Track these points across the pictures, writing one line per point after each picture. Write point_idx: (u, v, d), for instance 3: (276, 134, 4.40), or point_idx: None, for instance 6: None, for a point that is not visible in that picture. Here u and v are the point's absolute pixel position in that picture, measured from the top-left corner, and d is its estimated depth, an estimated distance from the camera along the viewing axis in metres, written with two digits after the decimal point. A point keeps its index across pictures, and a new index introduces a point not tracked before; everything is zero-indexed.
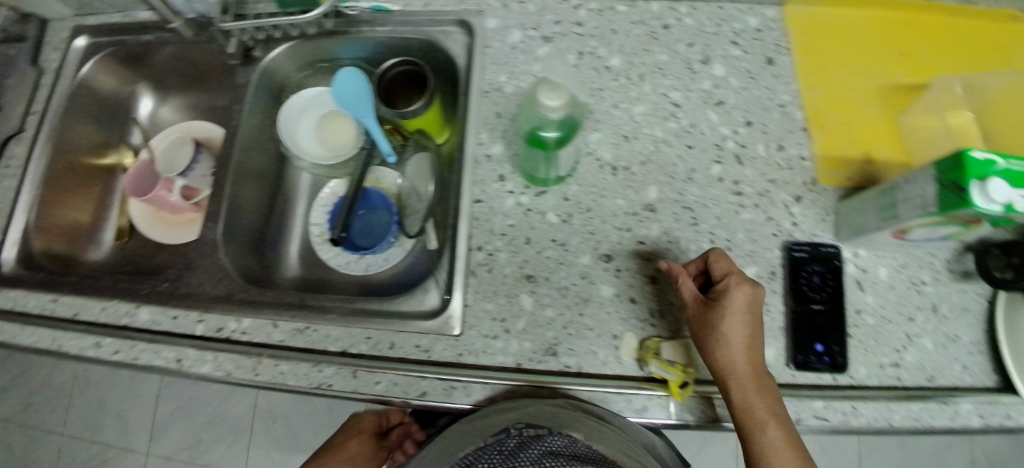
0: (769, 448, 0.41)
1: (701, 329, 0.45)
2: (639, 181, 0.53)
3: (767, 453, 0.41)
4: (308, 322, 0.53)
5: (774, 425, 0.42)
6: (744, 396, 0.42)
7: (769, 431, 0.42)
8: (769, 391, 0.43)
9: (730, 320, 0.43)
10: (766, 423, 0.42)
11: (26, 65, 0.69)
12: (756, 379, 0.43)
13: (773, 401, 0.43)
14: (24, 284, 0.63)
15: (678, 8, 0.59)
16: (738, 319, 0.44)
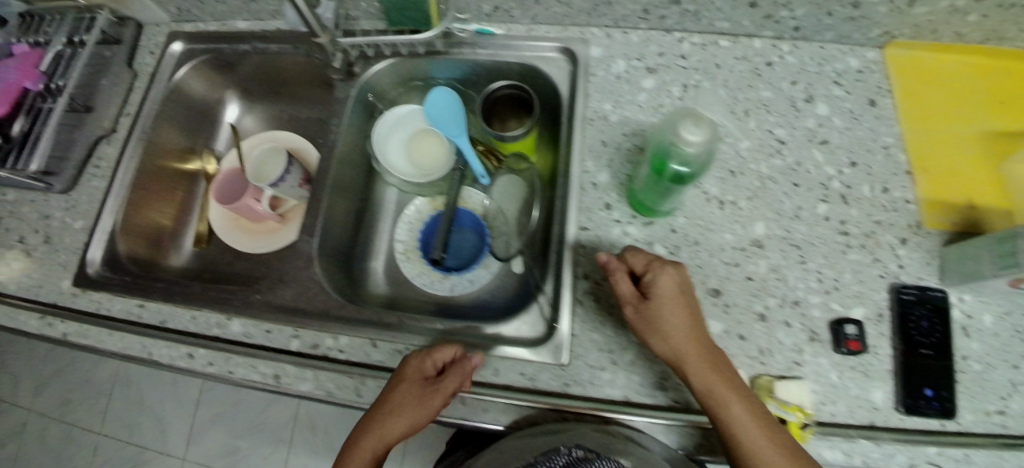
0: (743, 434, 0.40)
1: (646, 321, 0.45)
2: (747, 217, 0.53)
3: (747, 438, 0.40)
4: (408, 344, 0.53)
5: (745, 407, 0.41)
6: (706, 382, 0.42)
7: (739, 414, 0.41)
8: (728, 371, 0.43)
9: (671, 301, 0.44)
10: (736, 406, 0.41)
11: (122, 69, 0.71)
12: (705, 364, 0.43)
13: (739, 383, 0.42)
14: (110, 286, 0.63)
15: (780, 46, 0.60)
16: (671, 300, 0.44)
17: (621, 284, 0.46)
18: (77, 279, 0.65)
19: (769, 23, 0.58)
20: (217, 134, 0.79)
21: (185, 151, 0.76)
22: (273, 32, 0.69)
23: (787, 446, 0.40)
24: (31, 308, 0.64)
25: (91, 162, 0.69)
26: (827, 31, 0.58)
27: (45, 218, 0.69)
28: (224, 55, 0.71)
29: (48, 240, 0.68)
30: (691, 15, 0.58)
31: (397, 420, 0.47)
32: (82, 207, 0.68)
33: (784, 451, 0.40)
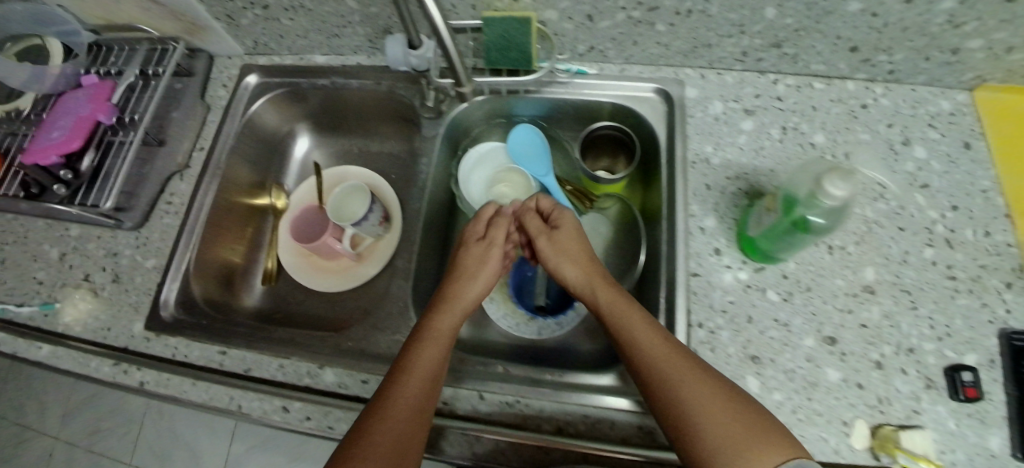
0: (637, 336, 0.45)
1: (544, 250, 0.57)
2: (856, 262, 0.54)
3: (658, 367, 0.42)
4: (520, 396, 0.52)
5: (633, 326, 0.46)
6: (614, 308, 0.49)
7: (649, 344, 0.44)
8: (631, 303, 0.49)
9: (561, 232, 0.57)
10: (636, 330, 0.46)
11: (195, 102, 0.70)
12: (608, 291, 0.51)
13: (640, 316, 0.47)
14: (187, 331, 0.60)
15: (873, 88, 0.60)
16: (574, 235, 0.57)
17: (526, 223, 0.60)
18: (149, 321, 0.61)
19: (864, 67, 0.58)
20: (285, 168, 0.79)
21: (255, 186, 0.75)
22: (353, 67, 0.69)
23: (718, 385, 0.41)
24: (99, 352, 0.60)
25: (163, 199, 0.68)
26: (920, 75, 0.59)
27: (112, 256, 0.66)
28: (301, 89, 0.72)
29: (116, 279, 0.65)
30: (789, 58, 0.58)
31: (452, 308, 0.52)
32: (154, 245, 0.66)
33: (716, 393, 0.40)
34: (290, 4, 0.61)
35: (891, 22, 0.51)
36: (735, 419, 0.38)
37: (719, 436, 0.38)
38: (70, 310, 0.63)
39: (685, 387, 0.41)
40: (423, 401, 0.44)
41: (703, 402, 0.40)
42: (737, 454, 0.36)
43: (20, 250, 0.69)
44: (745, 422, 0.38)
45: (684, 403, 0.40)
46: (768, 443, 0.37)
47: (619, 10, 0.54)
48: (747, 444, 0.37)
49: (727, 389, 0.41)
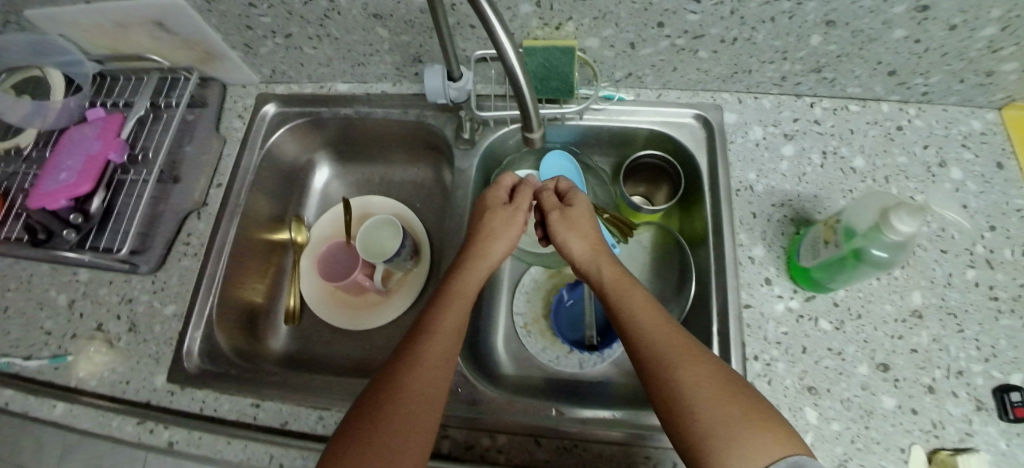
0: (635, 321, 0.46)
1: (554, 225, 0.55)
2: (903, 286, 0.54)
3: (660, 348, 0.43)
4: (576, 440, 0.51)
5: (638, 309, 0.47)
6: (619, 290, 0.49)
7: (651, 327, 0.45)
8: (634, 287, 0.49)
9: (574, 210, 0.56)
10: (638, 312, 0.46)
11: (210, 134, 0.69)
12: (614, 272, 0.51)
13: (646, 300, 0.48)
14: (214, 382, 0.57)
15: (907, 109, 0.61)
16: (586, 214, 0.56)
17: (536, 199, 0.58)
18: (173, 373, 0.57)
19: (900, 90, 0.59)
20: (304, 199, 0.79)
21: (273, 220, 0.74)
22: (378, 95, 0.69)
23: (719, 374, 0.41)
24: (119, 409, 0.56)
25: (179, 239, 0.65)
26: (952, 96, 0.59)
27: (128, 302, 0.62)
28: (322, 118, 0.72)
29: (133, 327, 0.61)
30: (828, 82, 0.58)
31: (472, 273, 0.51)
32: (172, 290, 0.62)
33: (714, 380, 0.40)
34: (314, 33, 0.60)
35: (933, 48, 0.51)
36: (731, 409, 0.38)
37: (717, 422, 0.38)
38: (86, 363, 0.59)
39: (684, 369, 0.41)
40: (440, 366, 0.43)
41: (700, 387, 0.40)
42: (732, 441, 0.37)
43: (24, 298, 0.64)
44: (742, 412, 0.38)
45: (682, 386, 0.40)
46: (768, 437, 0.37)
47: (662, 39, 0.53)
48: (744, 434, 0.37)
49: (728, 379, 0.41)
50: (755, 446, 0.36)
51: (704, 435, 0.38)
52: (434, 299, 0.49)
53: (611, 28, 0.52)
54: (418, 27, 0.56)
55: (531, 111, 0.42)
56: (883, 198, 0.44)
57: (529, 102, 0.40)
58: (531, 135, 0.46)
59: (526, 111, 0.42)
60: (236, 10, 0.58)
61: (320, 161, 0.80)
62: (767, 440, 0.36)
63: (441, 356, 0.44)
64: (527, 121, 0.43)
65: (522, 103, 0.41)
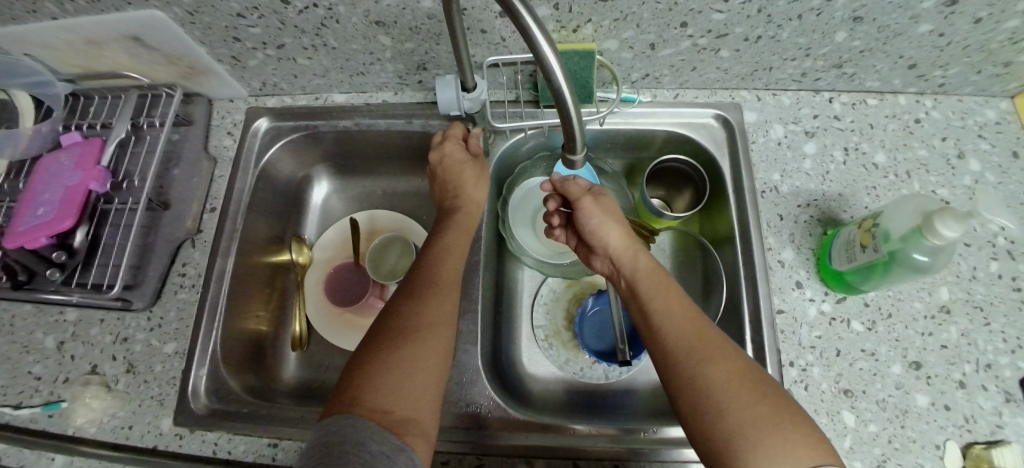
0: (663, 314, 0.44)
1: (586, 210, 0.52)
2: (930, 282, 0.54)
3: (689, 342, 0.41)
4: (615, 460, 0.49)
5: (670, 303, 0.45)
6: (651, 283, 0.47)
7: (683, 321, 0.43)
8: (663, 281, 0.47)
9: (605, 200, 0.54)
10: (667, 305, 0.44)
11: (199, 155, 0.66)
12: (646, 268, 0.49)
13: (677, 294, 0.46)
14: (221, 422, 0.53)
15: (923, 101, 0.61)
16: (614, 208, 0.54)
17: (564, 186, 0.55)
18: (179, 415, 0.54)
19: (917, 82, 0.58)
20: (303, 217, 0.76)
21: (273, 241, 0.71)
22: (380, 105, 0.66)
23: (753, 375, 0.38)
24: (124, 458, 0.52)
25: (174, 269, 0.61)
26: (968, 87, 0.59)
27: (124, 342, 0.58)
28: (319, 132, 0.68)
29: (131, 369, 0.57)
30: (847, 76, 0.58)
31: (448, 256, 0.53)
32: (171, 326, 0.59)
33: (745, 380, 0.38)
34: (310, 43, 0.57)
35: (956, 41, 0.50)
36: (762, 410, 0.36)
37: (745, 424, 0.35)
38: (82, 410, 0.54)
39: (715, 366, 0.39)
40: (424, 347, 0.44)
41: (730, 386, 0.37)
42: (759, 444, 0.34)
43: (6, 342, 0.59)
44: (774, 415, 0.36)
45: (712, 384, 0.38)
46: (802, 446, 0.34)
47: (684, 39, 0.51)
48: (775, 441, 0.34)
49: (762, 382, 0.38)
50: (786, 455, 0.33)
51: (731, 435, 0.35)
52: (422, 284, 0.50)
53: (631, 30, 0.49)
54: (424, 34, 0.53)
55: (574, 131, 0.39)
56: (923, 203, 0.44)
57: (574, 119, 0.37)
58: (572, 155, 0.43)
59: (570, 131, 0.38)
60: (222, 22, 0.54)
61: (319, 176, 0.77)
62: (800, 450, 0.34)
63: (446, 290, 0.50)
64: (570, 142, 0.40)
65: (566, 121, 0.38)
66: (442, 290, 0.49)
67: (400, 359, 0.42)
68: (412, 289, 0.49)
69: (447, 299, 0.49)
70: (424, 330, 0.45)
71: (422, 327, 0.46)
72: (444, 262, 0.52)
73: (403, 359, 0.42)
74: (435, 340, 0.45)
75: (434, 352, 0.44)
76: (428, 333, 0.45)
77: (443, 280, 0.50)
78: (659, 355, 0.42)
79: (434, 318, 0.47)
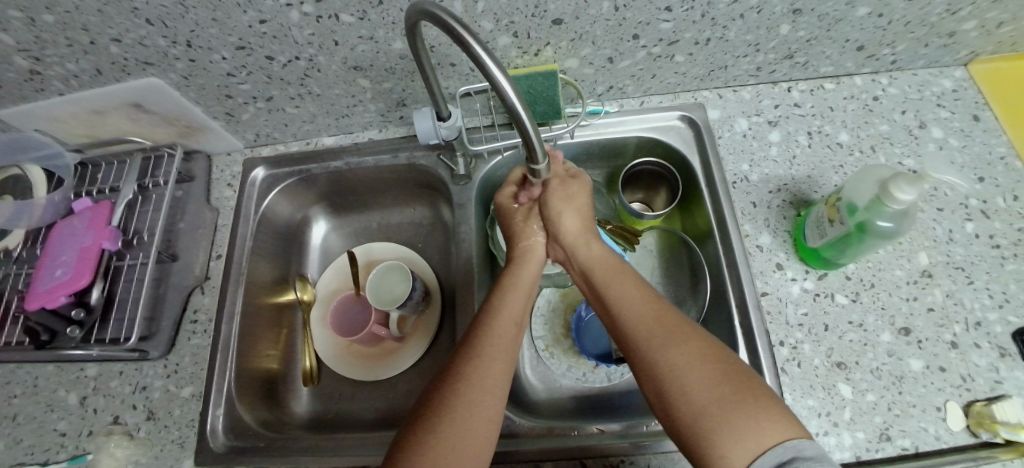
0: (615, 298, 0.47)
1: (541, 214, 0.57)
2: (908, 249, 0.56)
3: (648, 329, 0.43)
4: (620, 456, 0.50)
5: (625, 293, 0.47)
6: (606, 274, 0.50)
7: (640, 312, 0.45)
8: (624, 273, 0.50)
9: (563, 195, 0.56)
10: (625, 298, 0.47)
11: (202, 207, 0.70)
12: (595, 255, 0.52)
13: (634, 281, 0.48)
14: (243, 458, 0.55)
15: (879, 79, 0.64)
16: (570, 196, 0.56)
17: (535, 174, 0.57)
18: (200, 455, 0.56)
19: (869, 62, 0.61)
20: (305, 256, 0.80)
21: (277, 282, 0.74)
22: (366, 142, 0.71)
23: (717, 354, 0.39)
24: None
25: (186, 316, 0.65)
26: (919, 60, 0.61)
27: (142, 390, 0.60)
28: (312, 174, 0.73)
29: (151, 415, 0.59)
30: (801, 65, 0.61)
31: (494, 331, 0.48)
32: (186, 371, 0.61)
33: (706, 360, 0.39)
34: (296, 93, 0.61)
35: (896, 19, 0.52)
36: (722, 389, 0.37)
37: (704, 404, 0.37)
38: (108, 459, 0.57)
39: (676, 348, 0.40)
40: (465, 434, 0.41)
41: (690, 366, 0.39)
42: (724, 425, 0.35)
43: (31, 402, 0.62)
44: (735, 392, 0.37)
45: (672, 375, 0.39)
46: (767, 421, 0.34)
47: (639, 50, 0.55)
48: (733, 418, 0.35)
49: (729, 363, 0.39)
50: (750, 433, 0.34)
51: (699, 418, 0.36)
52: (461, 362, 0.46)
53: (588, 47, 0.53)
54: (399, 73, 0.58)
55: (535, 144, 0.41)
56: (880, 172, 0.46)
57: (533, 136, 0.39)
58: (537, 167, 0.44)
59: (531, 146, 0.40)
60: (215, 82, 0.59)
61: (316, 216, 0.80)
62: (766, 425, 0.34)
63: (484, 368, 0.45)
64: (532, 153, 0.41)
65: (526, 137, 0.39)
66: (494, 355, 0.46)
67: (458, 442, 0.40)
68: (465, 352, 0.47)
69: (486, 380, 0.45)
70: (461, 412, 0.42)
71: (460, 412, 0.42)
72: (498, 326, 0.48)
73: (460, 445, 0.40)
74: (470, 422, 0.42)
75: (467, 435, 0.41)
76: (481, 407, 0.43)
77: (494, 349, 0.46)
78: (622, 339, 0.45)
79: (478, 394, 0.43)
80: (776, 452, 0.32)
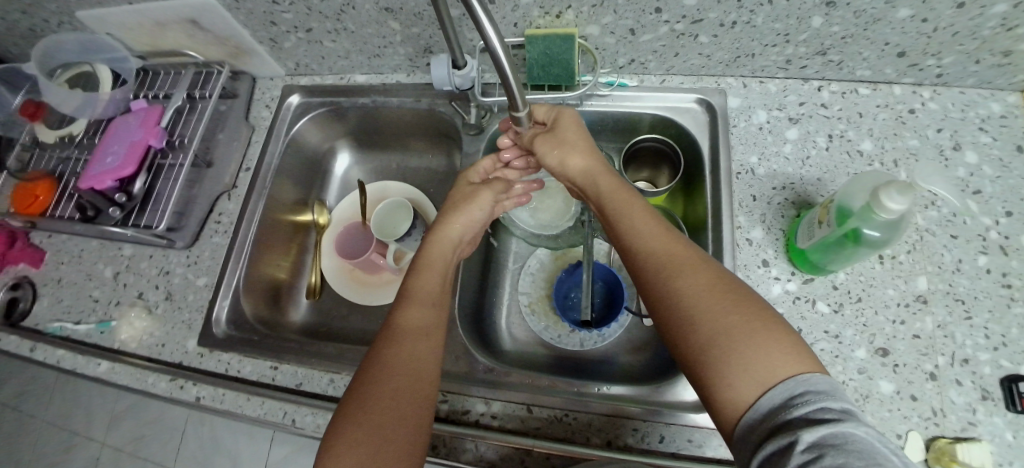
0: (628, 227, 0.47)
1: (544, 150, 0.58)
2: (908, 271, 0.53)
3: (657, 259, 0.43)
4: (565, 409, 0.52)
5: (636, 222, 0.47)
6: (619, 204, 0.50)
7: (654, 243, 0.44)
8: (635, 201, 0.49)
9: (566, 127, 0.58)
10: (640, 229, 0.46)
11: (240, 123, 0.76)
12: (606, 181, 0.53)
13: (647, 211, 0.48)
14: (236, 346, 0.62)
15: (920, 92, 0.60)
16: (573, 126, 0.58)
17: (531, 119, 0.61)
18: (203, 338, 0.63)
19: (912, 72, 0.57)
20: (326, 185, 0.85)
21: (297, 203, 0.80)
22: (394, 85, 0.74)
23: (726, 284, 0.38)
24: (153, 367, 0.62)
25: (212, 217, 0.72)
26: (969, 78, 0.57)
27: (165, 274, 0.68)
28: (342, 108, 0.77)
29: (169, 296, 0.67)
30: (835, 64, 0.58)
31: (430, 271, 0.54)
32: (204, 264, 0.68)
33: (716, 291, 0.38)
34: (332, 28, 0.65)
35: (942, 27, 0.48)
36: (735, 318, 0.36)
37: (718, 334, 0.35)
38: (127, 327, 0.65)
39: (683, 277, 0.40)
40: (412, 348, 0.45)
41: (698, 296, 0.38)
42: (737, 355, 0.34)
43: (78, 269, 0.71)
44: (748, 323, 0.35)
45: (682, 306, 0.38)
46: (778, 353, 0.33)
47: (661, 24, 0.54)
48: (749, 349, 0.34)
49: (740, 292, 0.38)
50: (762, 364, 0.33)
51: (713, 349, 0.35)
52: (398, 302, 0.50)
53: (610, 15, 0.53)
54: (426, 19, 0.60)
55: (515, 94, 0.44)
56: (875, 178, 0.44)
57: (513, 86, 0.42)
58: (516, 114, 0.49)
59: (512, 95, 0.44)
60: (262, 8, 0.63)
61: (341, 148, 0.85)
62: (779, 357, 0.33)
63: (420, 301, 0.50)
64: (511, 100, 0.45)
65: (508, 87, 0.43)
66: (421, 305, 0.50)
67: (408, 398, 0.42)
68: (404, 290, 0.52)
69: (423, 308, 0.49)
70: (403, 340, 0.46)
71: (405, 336, 0.46)
72: (427, 275, 0.53)
73: (406, 395, 0.42)
74: (410, 346, 0.45)
75: (416, 354, 0.45)
76: (426, 366, 0.45)
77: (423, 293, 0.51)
78: (636, 272, 0.44)
79: (418, 324, 0.48)
80: (787, 383, 0.31)
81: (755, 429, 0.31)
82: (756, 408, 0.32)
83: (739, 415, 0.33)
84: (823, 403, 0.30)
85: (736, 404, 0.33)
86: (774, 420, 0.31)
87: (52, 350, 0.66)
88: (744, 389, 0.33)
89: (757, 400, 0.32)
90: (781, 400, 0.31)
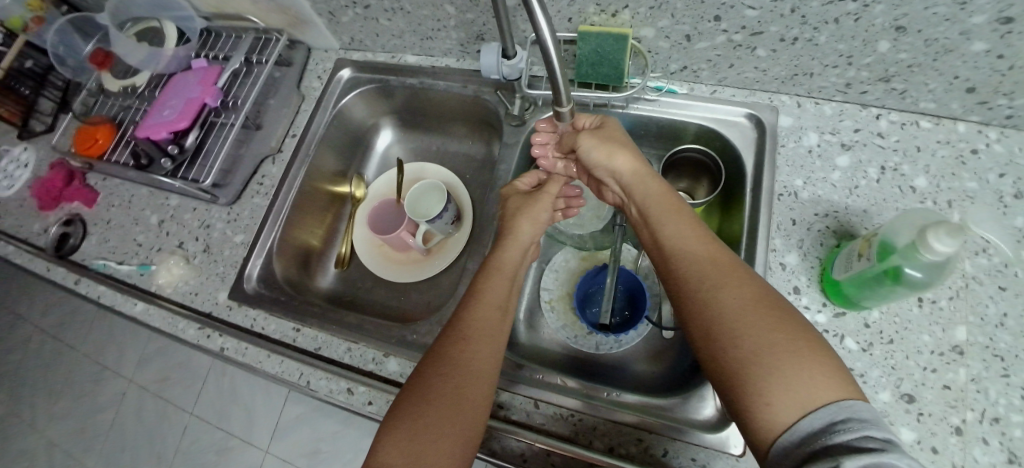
0: (671, 235, 0.47)
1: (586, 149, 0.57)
2: (947, 318, 0.51)
3: (699, 270, 0.42)
4: (571, 410, 0.52)
5: (680, 231, 0.47)
6: (663, 211, 0.50)
7: (697, 254, 0.44)
8: (679, 209, 0.49)
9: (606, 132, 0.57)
10: (683, 239, 0.46)
11: (291, 90, 0.79)
12: (652, 186, 0.52)
13: (691, 220, 0.48)
14: (262, 304, 0.64)
15: (987, 132, 0.56)
16: (614, 131, 0.57)
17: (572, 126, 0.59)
18: (233, 292, 0.66)
19: (981, 110, 0.54)
20: (366, 159, 0.87)
21: (337, 174, 0.82)
22: (443, 68, 0.75)
23: (770, 302, 0.38)
24: (184, 314, 0.66)
25: (255, 178, 0.75)
26: None
27: (205, 227, 0.72)
28: (390, 86, 0.78)
29: (206, 249, 0.70)
30: (897, 93, 0.55)
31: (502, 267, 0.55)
32: (242, 222, 0.71)
33: (759, 308, 0.38)
34: (389, 6, 0.66)
35: (1017, 66, 0.45)
36: (778, 337, 0.35)
37: (759, 352, 0.35)
38: (166, 272, 0.69)
39: (726, 291, 0.40)
40: (473, 341, 0.47)
41: (741, 311, 0.38)
42: (778, 376, 0.34)
43: (127, 213, 0.76)
44: (790, 343, 0.35)
45: (723, 320, 0.38)
46: (822, 377, 0.33)
47: (719, 33, 0.53)
48: (792, 371, 0.33)
49: (784, 312, 0.37)
50: (804, 387, 0.33)
51: (754, 367, 0.35)
52: (468, 293, 0.52)
53: (666, 19, 0.53)
54: (482, 7, 0.60)
55: (560, 89, 0.45)
56: (926, 217, 0.43)
57: (559, 81, 0.44)
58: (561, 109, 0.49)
59: (557, 90, 0.45)
60: None
61: (384, 125, 0.87)
62: (823, 382, 0.33)
63: (487, 296, 0.51)
64: (556, 96, 0.46)
65: (554, 82, 0.44)
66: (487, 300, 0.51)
67: (466, 389, 0.44)
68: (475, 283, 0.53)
69: (488, 302, 0.51)
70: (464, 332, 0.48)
71: (468, 327, 0.48)
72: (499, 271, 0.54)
73: (465, 385, 0.44)
74: (470, 340, 0.47)
75: (478, 347, 0.47)
76: (485, 360, 0.46)
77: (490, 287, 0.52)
78: (675, 281, 0.44)
79: (484, 319, 0.49)
80: (830, 408, 0.31)
81: (792, 452, 0.32)
82: (795, 429, 0.32)
83: (775, 434, 0.33)
84: (866, 432, 0.30)
85: (775, 425, 0.33)
86: (812, 446, 0.31)
87: (96, 286, 0.71)
88: (784, 410, 0.33)
89: (796, 422, 0.32)
90: (822, 426, 0.31)
